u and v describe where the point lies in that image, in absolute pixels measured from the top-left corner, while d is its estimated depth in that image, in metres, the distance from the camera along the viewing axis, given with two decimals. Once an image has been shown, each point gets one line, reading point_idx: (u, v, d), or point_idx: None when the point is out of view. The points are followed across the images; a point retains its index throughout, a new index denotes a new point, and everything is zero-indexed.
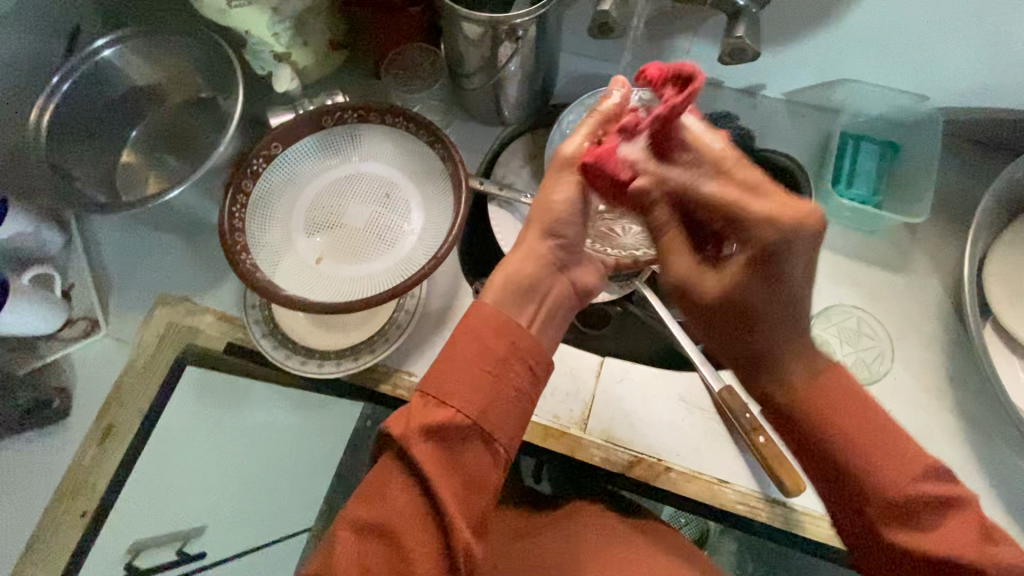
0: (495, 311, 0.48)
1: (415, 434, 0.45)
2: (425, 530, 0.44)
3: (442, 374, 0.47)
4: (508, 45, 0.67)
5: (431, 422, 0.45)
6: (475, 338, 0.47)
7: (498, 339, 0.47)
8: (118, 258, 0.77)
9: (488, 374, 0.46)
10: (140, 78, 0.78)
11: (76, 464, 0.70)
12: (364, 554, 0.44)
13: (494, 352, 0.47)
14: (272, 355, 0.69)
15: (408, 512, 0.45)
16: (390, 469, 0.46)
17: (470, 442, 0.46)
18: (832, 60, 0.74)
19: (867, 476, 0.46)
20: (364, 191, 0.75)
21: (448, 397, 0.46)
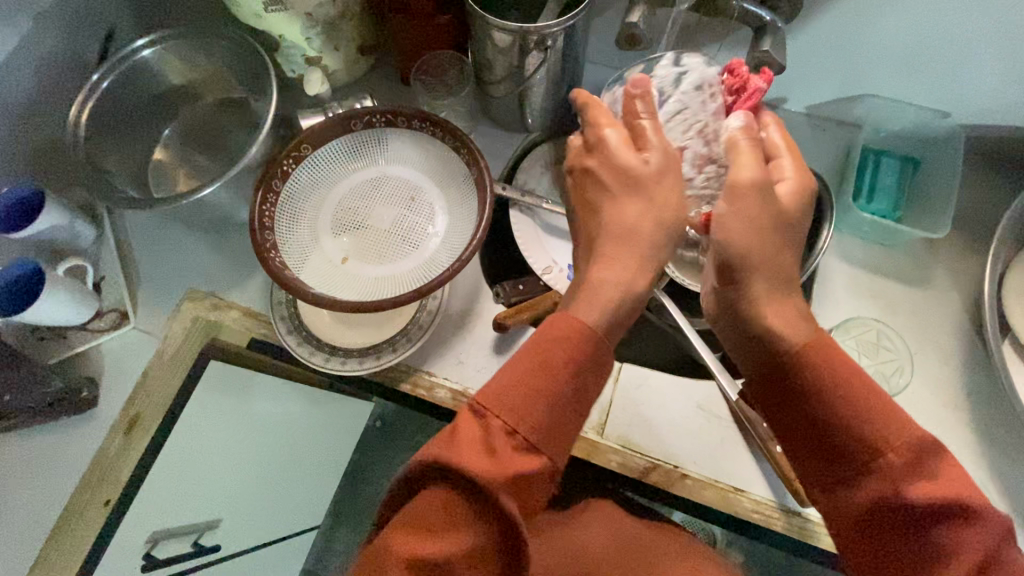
0: (598, 342, 0.43)
1: (503, 484, 0.39)
2: (492, 572, 0.40)
3: (533, 415, 0.41)
4: (537, 54, 0.69)
5: (520, 472, 0.40)
6: (569, 368, 0.42)
7: (588, 380, 0.43)
8: (147, 252, 0.79)
9: (575, 414, 0.42)
10: (175, 77, 0.79)
11: (102, 454, 0.72)
12: None
13: (587, 395, 0.43)
14: (297, 352, 0.70)
15: (479, 558, 0.40)
16: (461, 509, 0.40)
17: (549, 487, 0.42)
18: (855, 74, 0.74)
19: (869, 425, 0.41)
20: (390, 193, 0.77)
21: (539, 441, 0.41)
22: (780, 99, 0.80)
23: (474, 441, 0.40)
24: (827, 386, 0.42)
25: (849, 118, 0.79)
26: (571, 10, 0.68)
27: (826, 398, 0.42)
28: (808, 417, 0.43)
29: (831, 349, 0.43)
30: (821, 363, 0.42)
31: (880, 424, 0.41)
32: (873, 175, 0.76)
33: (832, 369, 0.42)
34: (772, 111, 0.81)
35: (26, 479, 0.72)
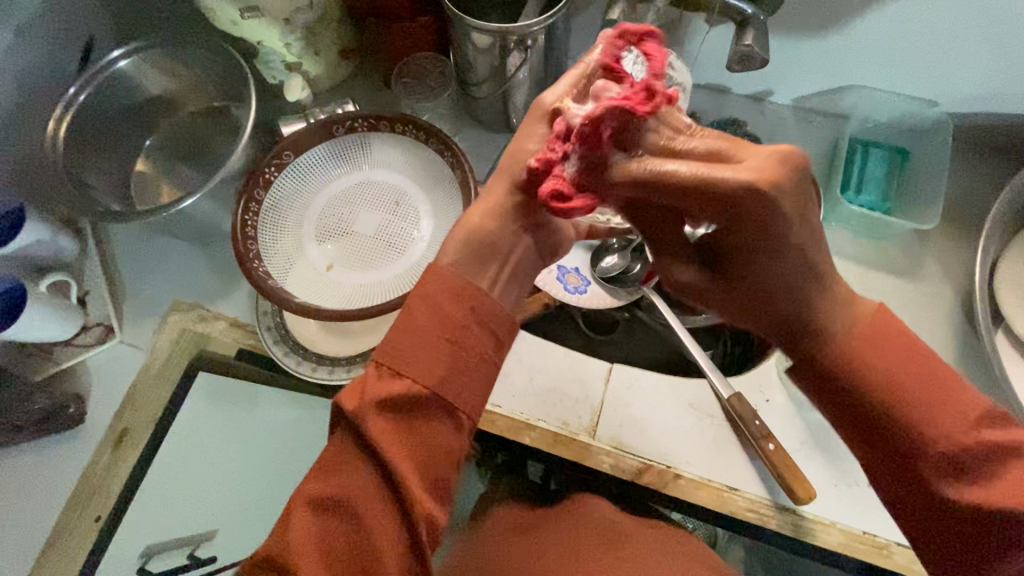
0: (454, 273, 0.45)
1: (369, 409, 0.42)
2: (378, 501, 0.42)
3: (400, 345, 0.43)
4: (518, 54, 0.68)
5: (385, 396, 0.42)
6: (431, 301, 0.44)
7: (457, 303, 0.44)
8: (131, 264, 0.78)
9: (447, 342, 0.43)
10: (155, 88, 0.79)
11: (92, 469, 0.72)
12: (321, 536, 0.42)
13: (451, 317, 0.44)
14: (284, 362, 0.69)
15: (365, 488, 0.42)
16: (342, 442, 0.43)
17: (432, 414, 0.43)
18: (840, 66, 0.74)
19: (908, 407, 0.37)
20: (374, 198, 0.76)
21: (402, 366, 0.43)
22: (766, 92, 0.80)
23: (353, 386, 0.44)
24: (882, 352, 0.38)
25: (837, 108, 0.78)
26: (551, 9, 0.67)
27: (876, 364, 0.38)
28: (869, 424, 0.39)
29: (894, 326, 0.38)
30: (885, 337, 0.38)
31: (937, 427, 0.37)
32: (861, 166, 0.75)
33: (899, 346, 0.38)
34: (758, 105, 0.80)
35: (15, 498, 0.71)
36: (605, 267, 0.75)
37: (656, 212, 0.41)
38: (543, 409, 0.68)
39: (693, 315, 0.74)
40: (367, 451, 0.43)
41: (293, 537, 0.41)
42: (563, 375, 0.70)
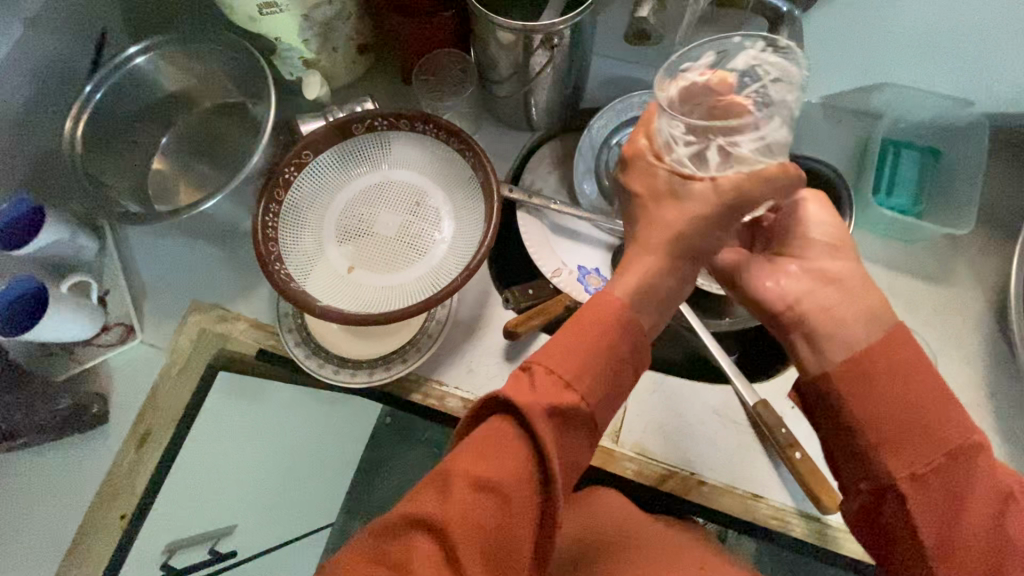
0: (630, 307, 0.45)
1: (542, 413, 0.42)
2: (533, 498, 0.42)
3: (571, 358, 0.44)
4: (542, 53, 0.66)
5: (561, 406, 0.42)
6: (602, 329, 0.45)
7: (623, 342, 0.45)
8: (151, 263, 0.78)
9: (610, 370, 0.45)
10: (169, 85, 0.77)
11: (115, 469, 0.72)
12: (474, 508, 0.41)
13: (621, 351, 0.45)
14: (305, 364, 0.69)
15: (523, 480, 0.42)
16: (509, 430, 0.42)
17: (582, 431, 0.44)
18: (873, 63, 0.71)
19: (918, 424, 0.41)
20: (395, 199, 0.75)
21: (575, 381, 0.43)
22: None
23: (519, 381, 0.44)
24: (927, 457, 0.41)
25: (866, 107, 0.77)
26: (577, 5, 0.65)
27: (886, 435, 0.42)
28: (922, 440, 0.41)
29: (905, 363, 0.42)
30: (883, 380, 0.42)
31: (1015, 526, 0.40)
32: (893, 167, 0.73)
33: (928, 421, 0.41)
34: None
35: (40, 497, 0.72)
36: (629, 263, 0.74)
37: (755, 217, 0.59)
38: None
39: (716, 320, 0.73)
40: (530, 446, 0.42)
41: (452, 512, 0.41)
42: None
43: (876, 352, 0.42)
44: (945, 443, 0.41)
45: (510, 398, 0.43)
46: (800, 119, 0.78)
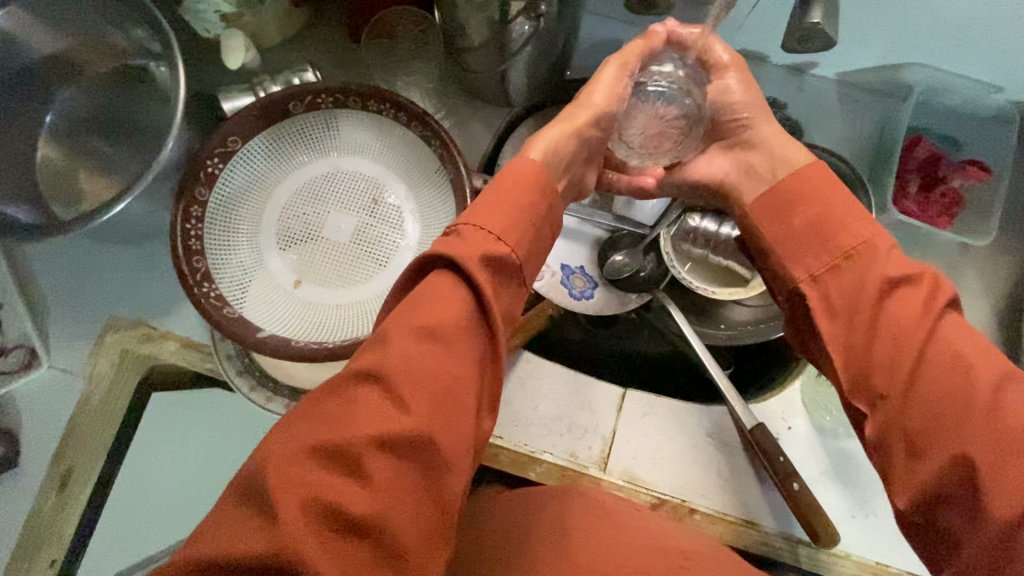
0: (537, 168, 0.44)
1: (468, 264, 0.38)
2: (469, 336, 0.37)
3: (489, 209, 0.41)
4: (524, 20, 0.54)
5: (490, 253, 0.39)
6: (508, 190, 0.42)
7: (536, 196, 0.43)
8: (52, 273, 0.65)
9: (527, 226, 0.42)
10: (40, 46, 0.60)
11: (37, 515, 0.62)
12: (410, 354, 0.36)
13: (531, 208, 0.42)
14: (250, 397, 0.60)
15: (456, 322, 0.37)
16: (435, 283, 0.38)
17: (505, 284, 0.41)
18: (905, 42, 0.61)
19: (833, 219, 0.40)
20: (346, 192, 0.63)
21: (492, 229, 0.40)
22: (809, 64, 0.67)
23: (446, 242, 0.40)
24: (830, 254, 0.39)
25: (889, 87, 0.67)
26: None
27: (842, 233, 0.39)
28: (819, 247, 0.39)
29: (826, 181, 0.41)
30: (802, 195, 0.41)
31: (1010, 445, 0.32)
32: (914, 164, 0.64)
33: (834, 208, 0.40)
34: (797, 79, 0.68)
35: None
36: (616, 265, 0.69)
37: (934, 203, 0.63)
38: (549, 440, 0.62)
39: (712, 329, 0.69)
40: (466, 298, 0.38)
41: (396, 360, 0.35)
42: (569, 401, 0.64)
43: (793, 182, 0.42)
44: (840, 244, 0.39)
45: (433, 257, 0.39)
46: (814, 98, 0.69)
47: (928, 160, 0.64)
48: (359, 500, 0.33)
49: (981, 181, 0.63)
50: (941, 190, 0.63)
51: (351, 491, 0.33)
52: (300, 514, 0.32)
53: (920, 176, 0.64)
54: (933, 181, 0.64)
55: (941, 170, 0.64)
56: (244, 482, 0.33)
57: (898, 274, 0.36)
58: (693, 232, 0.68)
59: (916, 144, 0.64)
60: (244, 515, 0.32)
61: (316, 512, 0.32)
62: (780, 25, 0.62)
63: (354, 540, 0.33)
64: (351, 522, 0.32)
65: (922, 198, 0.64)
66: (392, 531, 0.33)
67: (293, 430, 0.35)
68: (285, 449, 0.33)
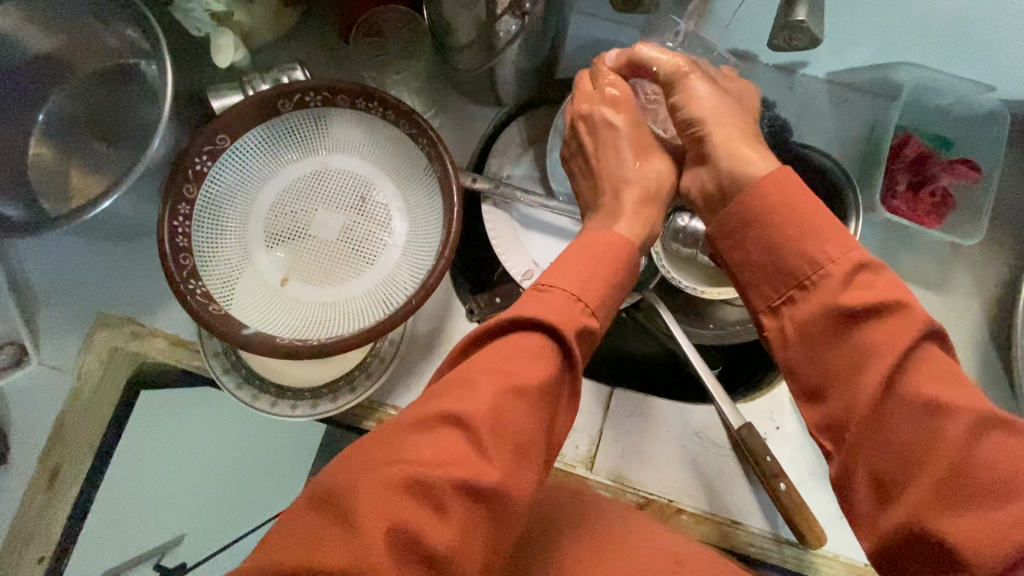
0: (624, 239, 0.46)
1: (572, 331, 0.39)
2: (552, 398, 0.39)
3: (590, 277, 0.43)
4: (510, 18, 0.54)
5: (587, 323, 0.41)
6: (608, 258, 0.44)
7: (624, 264, 0.45)
8: (43, 269, 0.65)
9: (611, 295, 0.43)
10: (35, 45, 0.61)
11: (25, 511, 0.62)
12: (501, 405, 0.36)
13: (623, 281, 0.44)
14: (235, 395, 0.60)
15: (547, 386, 0.38)
16: (537, 341, 0.39)
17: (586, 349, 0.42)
18: (893, 42, 0.61)
19: (783, 237, 0.40)
20: (336, 191, 0.63)
21: (594, 299, 0.42)
22: (799, 64, 0.67)
23: (541, 298, 0.41)
24: (784, 284, 0.40)
25: (879, 86, 0.67)
26: None
27: (813, 248, 0.39)
28: (772, 265, 0.40)
29: (789, 188, 0.41)
30: (775, 207, 0.41)
31: (975, 487, 0.33)
32: (905, 165, 0.64)
33: (793, 231, 0.40)
34: (787, 79, 0.68)
35: None
36: None
37: (921, 204, 0.63)
38: None
39: (701, 329, 0.69)
40: (559, 363, 0.39)
41: (484, 406, 0.36)
42: None
43: (748, 203, 0.42)
44: (794, 270, 0.39)
45: (533, 314, 0.39)
46: (804, 98, 0.69)
47: (918, 158, 0.64)
48: (436, 535, 0.33)
49: (970, 182, 0.62)
50: (929, 191, 0.63)
51: (429, 524, 0.33)
52: (382, 542, 0.31)
53: (908, 176, 0.64)
54: (920, 181, 0.64)
55: (932, 169, 0.63)
56: (331, 499, 0.33)
57: (858, 308, 0.36)
58: (682, 232, 0.67)
59: (906, 142, 0.64)
60: (322, 528, 0.32)
61: (394, 539, 0.32)
62: (768, 25, 0.62)
63: (420, 574, 0.32)
64: (425, 556, 0.32)
65: (909, 200, 0.64)
66: (458, 569, 0.33)
67: (374, 460, 0.34)
68: (369, 475, 0.34)
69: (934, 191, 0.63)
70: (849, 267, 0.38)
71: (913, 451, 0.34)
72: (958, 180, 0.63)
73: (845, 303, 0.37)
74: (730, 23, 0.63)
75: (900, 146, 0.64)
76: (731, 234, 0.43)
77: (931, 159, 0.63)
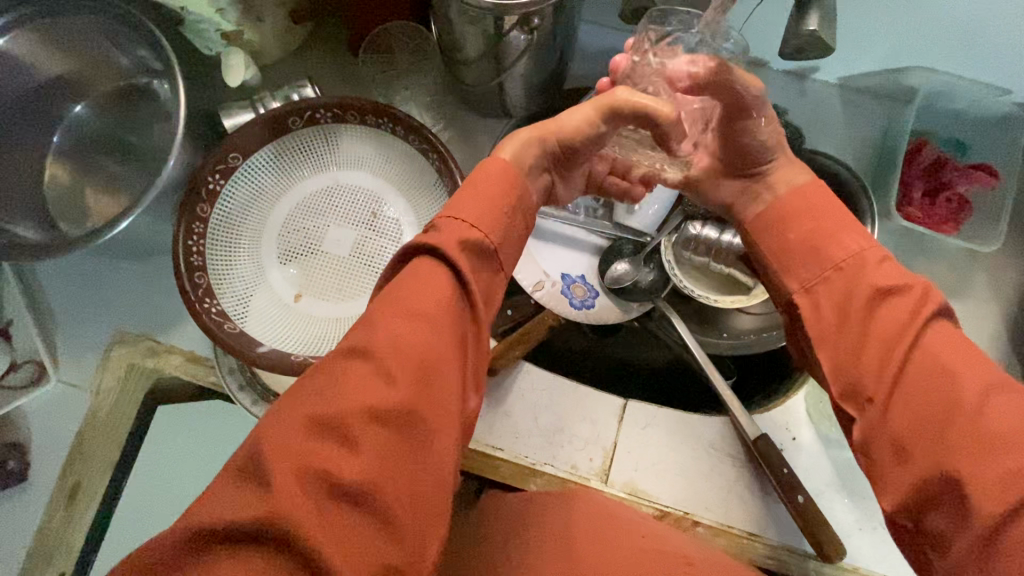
0: (507, 163, 0.43)
1: (451, 247, 0.38)
2: (454, 313, 0.36)
3: (469, 194, 0.40)
4: (519, 32, 0.53)
5: (468, 236, 0.38)
6: (495, 179, 0.41)
7: (508, 186, 0.41)
8: (61, 289, 0.66)
9: (505, 212, 0.41)
10: (49, 66, 0.61)
11: (45, 527, 0.63)
12: (394, 329, 0.35)
13: (511, 196, 0.41)
14: (252, 410, 0.61)
15: (440, 300, 0.36)
16: (422, 263, 0.37)
17: (487, 265, 0.40)
18: (906, 47, 0.60)
19: (815, 224, 0.42)
20: (347, 206, 0.64)
21: (473, 216, 0.39)
22: (810, 69, 0.66)
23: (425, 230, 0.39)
24: (821, 265, 0.40)
25: (891, 90, 0.66)
26: None
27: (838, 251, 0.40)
28: (808, 249, 0.42)
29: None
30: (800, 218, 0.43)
31: (991, 436, 0.32)
32: (920, 170, 0.63)
33: None
34: (798, 84, 0.67)
35: None
36: (616, 274, 0.70)
37: (940, 210, 0.62)
38: (550, 451, 0.62)
39: (714, 338, 0.68)
40: (452, 277, 0.37)
41: (382, 337, 0.34)
42: (570, 413, 0.64)
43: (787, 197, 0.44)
44: (829, 256, 0.40)
45: (414, 243, 0.38)
46: (815, 103, 0.68)
47: (933, 164, 0.63)
48: (350, 469, 0.31)
49: (988, 186, 0.62)
50: (947, 197, 0.62)
51: (338, 458, 0.31)
52: (293, 484, 0.30)
53: (924, 182, 0.63)
54: (937, 188, 0.63)
55: (948, 174, 0.63)
56: (240, 458, 0.32)
57: (889, 284, 0.37)
58: (694, 240, 0.67)
59: (920, 149, 0.63)
60: (240, 487, 0.31)
61: (308, 482, 0.30)
62: (779, 32, 0.61)
63: (343, 512, 0.31)
64: (342, 492, 0.31)
65: (928, 206, 0.63)
66: (384, 500, 0.31)
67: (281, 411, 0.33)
68: (273, 426, 0.32)
69: (952, 197, 0.62)
70: (874, 256, 0.39)
71: (917, 425, 0.34)
72: (975, 185, 0.62)
73: (873, 278, 0.38)
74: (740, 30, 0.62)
75: (914, 153, 0.64)
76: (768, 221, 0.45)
77: (947, 165, 0.63)
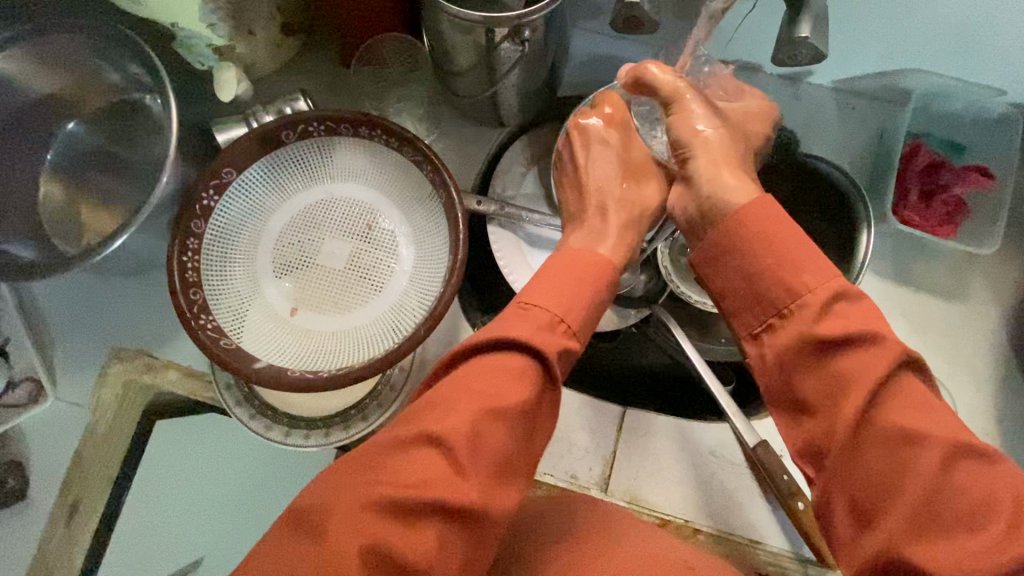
0: (601, 261, 0.48)
1: (544, 350, 0.41)
2: (528, 415, 0.40)
3: (561, 292, 0.45)
4: (509, 44, 0.53)
5: (560, 342, 0.42)
6: (579, 279, 0.46)
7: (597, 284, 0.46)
8: (57, 306, 0.66)
9: (584, 312, 0.45)
10: (39, 85, 0.61)
11: (47, 545, 0.63)
12: (477, 423, 0.38)
13: (592, 296, 0.46)
14: (249, 426, 0.61)
15: (522, 400, 0.39)
16: (511, 359, 0.40)
17: (563, 363, 0.44)
18: (900, 49, 0.60)
19: (760, 265, 0.40)
20: (341, 219, 0.63)
21: (566, 315, 0.44)
22: (803, 73, 0.66)
23: (518, 319, 0.43)
24: (765, 311, 0.39)
25: (884, 92, 0.66)
26: None
27: (793, 287, 0.38)
28: (748, 288, 0.40)
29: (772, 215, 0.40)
30: (760, 246, 0.40)
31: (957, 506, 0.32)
32: (916, 174, 0.63)
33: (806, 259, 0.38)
34: (792, 88, 0.67)
35: None
36: None
37: (935, 213, 0.62)
38: (549, 461, 0.62)
39: (712, 344, 0.68)
40: (536, 379, 0.40)
41: (460, 425, 0.37)
42: (569, 422, 0.63)
43: (727, 233, 0.42)
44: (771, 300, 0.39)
45: (511, 334, 0.41)
46: (809, 107, 0.68)
47: (928, 166, 0.63)
48: (411, 548, 0.34)
49: (984, 188, 0.62)
50: (942, 200, 0.62)
51: (402, 538, 0.34)
52: (355, 559, 0.33)
53: (919, 185, 0.63)
54: (933, 190, 0.62)
55: (944, 177, 0.62)
56: (299, 514, 0.36)
57: (832, 337, 0.36)
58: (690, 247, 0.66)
59: (914, 152, 0.63)
60: (300, 545, 0.34)
61: (365, 556, 0.33)
62: (772, 36, 0.61)
63: None
64: (397, 568, 0.34)
65: (923, 211, 0.62)
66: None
67: (349, 480, 0.36)
68: (344, 491, 0.36)
69: (947, 199, 0.62)
70: (826, 299, 0.37)
71: (901, 471, 0.34)
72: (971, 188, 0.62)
73: (818, 330, 0.36)
74: (732, 35, 0.62)
75: (909, 155, 0.63)
76: (717, 261, 0.42)
77: (942, 168, 0.62)
